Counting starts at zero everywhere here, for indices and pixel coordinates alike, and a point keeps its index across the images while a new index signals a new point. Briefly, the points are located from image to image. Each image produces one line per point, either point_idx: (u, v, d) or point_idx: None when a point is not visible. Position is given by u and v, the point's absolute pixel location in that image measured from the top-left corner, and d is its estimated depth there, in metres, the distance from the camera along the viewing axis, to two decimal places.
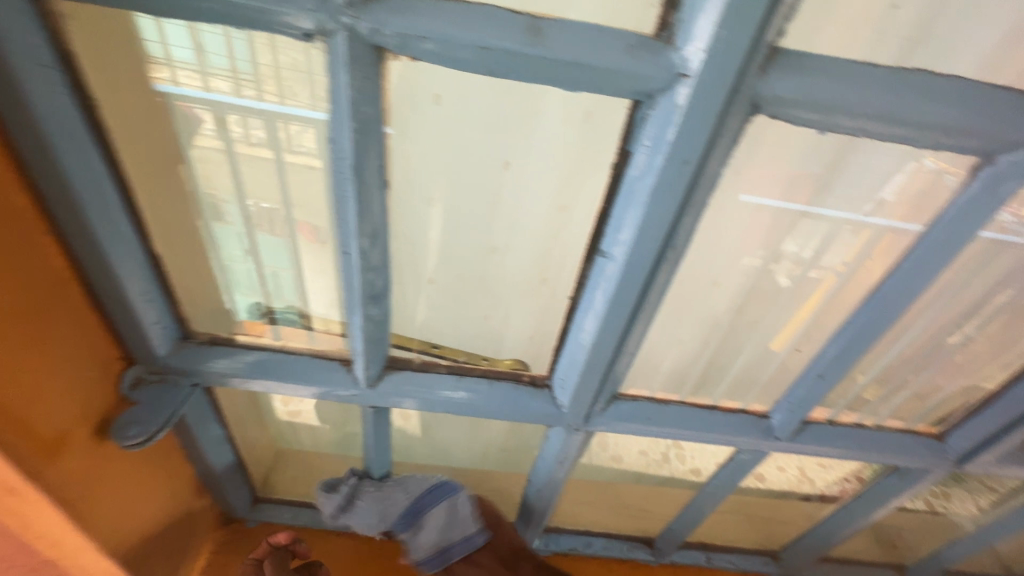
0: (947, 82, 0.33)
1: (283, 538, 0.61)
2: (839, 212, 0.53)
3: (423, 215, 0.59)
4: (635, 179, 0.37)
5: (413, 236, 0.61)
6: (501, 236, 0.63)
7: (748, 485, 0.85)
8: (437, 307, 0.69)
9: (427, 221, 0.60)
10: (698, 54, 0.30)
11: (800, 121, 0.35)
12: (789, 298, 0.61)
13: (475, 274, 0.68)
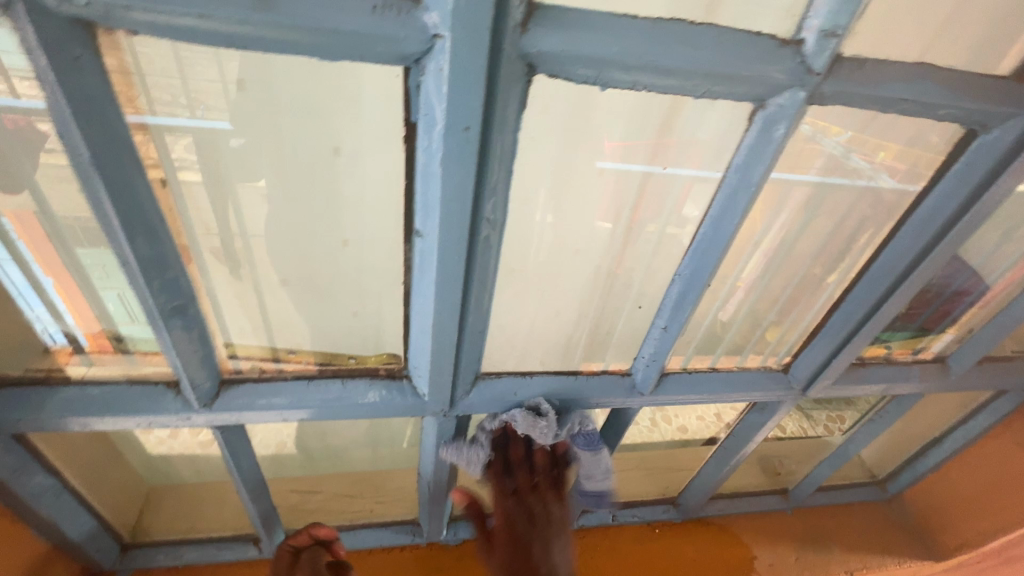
0: (707, 30, 0.34)
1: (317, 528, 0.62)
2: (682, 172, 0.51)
3: (244, 218, 0.46)
4: (425, 151, 0.35)
5: (245, 237, 0.47)
6: (351, 229, 0.49)
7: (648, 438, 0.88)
8: (296, 324, 0.55)
9: (258, 220, 0.47)
10: (445, 12, 0.28)
11: (577, 77, 0.35)
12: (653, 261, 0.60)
13: (329, 277, 0.53)
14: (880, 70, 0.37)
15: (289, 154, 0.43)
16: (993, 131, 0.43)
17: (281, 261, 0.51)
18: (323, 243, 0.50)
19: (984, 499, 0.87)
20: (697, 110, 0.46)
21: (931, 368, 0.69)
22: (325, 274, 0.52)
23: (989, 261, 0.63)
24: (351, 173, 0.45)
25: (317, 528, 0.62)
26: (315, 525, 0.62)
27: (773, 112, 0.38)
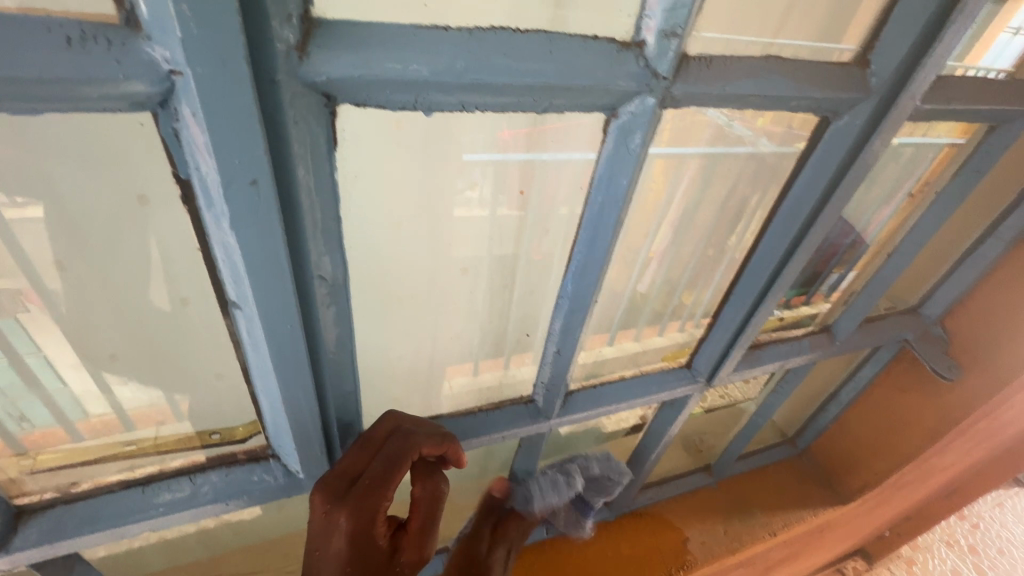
0: (535, 37, 0.29)
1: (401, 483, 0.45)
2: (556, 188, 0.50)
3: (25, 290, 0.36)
4: (210, 213, 0.28)
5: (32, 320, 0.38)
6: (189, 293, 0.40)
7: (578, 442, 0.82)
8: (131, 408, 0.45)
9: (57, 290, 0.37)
10: (176, 42, 0.21)
11: (392, 104, 0.29)
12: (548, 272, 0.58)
13: (175, 349, 0.44)
14: (729, 67, 0.35)
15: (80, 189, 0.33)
16: (844, 118, 0.42)
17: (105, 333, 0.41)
18: (157, 312, 0.41)
19: (876, 443, 0.95)
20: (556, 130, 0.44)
21: (818, 338, 0.72)
22: (169, 346, 0.44)
23: (857, 232, 0.66)
24: (170, 230, 0.37)
25: (456, 451, 0.46)
26: (456, 444, 0.46)
27: (630, 118, 0.34)
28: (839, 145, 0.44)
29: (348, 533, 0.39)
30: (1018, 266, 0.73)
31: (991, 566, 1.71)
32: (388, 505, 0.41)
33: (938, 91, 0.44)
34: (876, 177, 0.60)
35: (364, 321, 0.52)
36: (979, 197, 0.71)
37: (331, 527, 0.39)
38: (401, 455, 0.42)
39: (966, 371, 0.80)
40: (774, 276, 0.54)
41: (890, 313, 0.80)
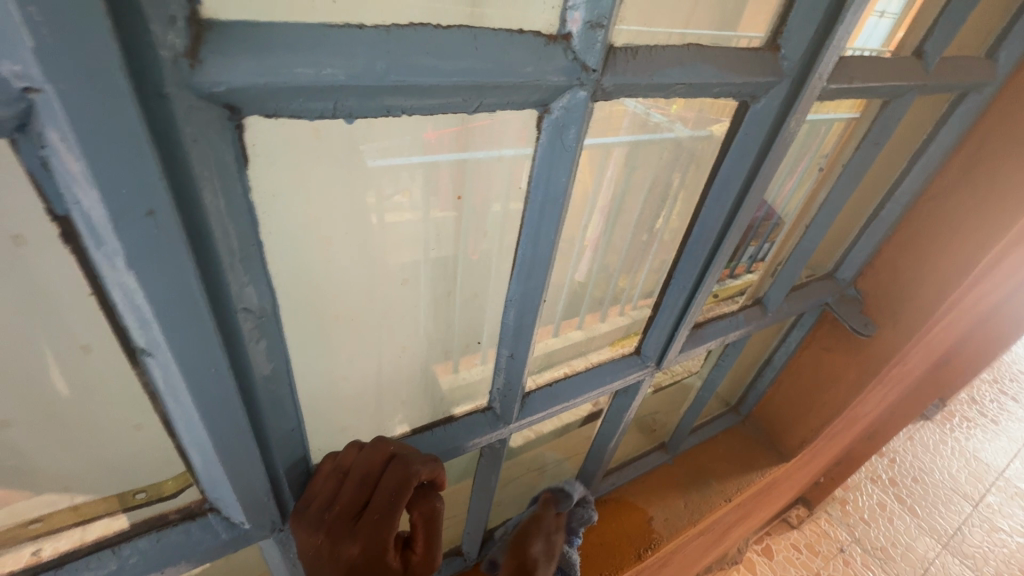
0: (457, 34, 0.27)
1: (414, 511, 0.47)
2: (492, 186, 0.49)
3: None
4: (100, 251, 0.24)
5: None
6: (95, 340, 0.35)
7: (532, 442, 0.80)
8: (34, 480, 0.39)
9: None
10: (26, 53, 0.18)
11: (306, 111, 0.26)
12: (489, 271, 0.57)
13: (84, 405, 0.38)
14: (653, 57, 0.35)
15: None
16: (761, 101, 0.44)
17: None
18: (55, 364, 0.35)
19: (809, 400, 1.02)
20: (487, 130, 0.44)
21: (752, 311, 0.76)
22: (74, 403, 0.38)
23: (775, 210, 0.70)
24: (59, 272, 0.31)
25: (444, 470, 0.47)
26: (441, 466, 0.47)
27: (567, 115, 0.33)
28: (758, 128, 0.45)
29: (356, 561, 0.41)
30: (914, 227, 0.80)
31: (909, 494, 1.91)
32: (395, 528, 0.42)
33: (839, 71, 0.47)
34: (790, 155, 0.64)
35: (301, 349, 0.48)
36: (877, 167, 0.78)
37: (338, 559, 0.40)
38: (400, 485, 0.43)
39: (879, 325, 0.88)
40: (709, 258, 0.55)
41: (811, 280, 0.87)
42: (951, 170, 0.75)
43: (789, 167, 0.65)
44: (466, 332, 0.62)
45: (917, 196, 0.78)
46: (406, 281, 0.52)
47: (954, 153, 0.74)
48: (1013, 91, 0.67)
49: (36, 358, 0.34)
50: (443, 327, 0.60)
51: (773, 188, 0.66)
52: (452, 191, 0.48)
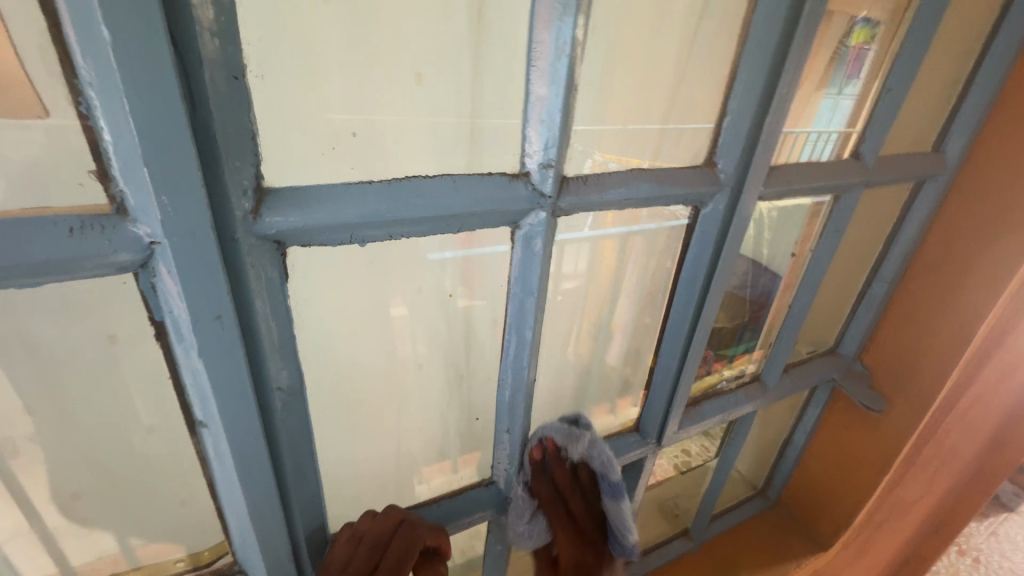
0: (440, 180, 0.38)
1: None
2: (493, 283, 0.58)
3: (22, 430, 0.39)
4: (180, 345, 0.33)
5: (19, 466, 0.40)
6: (167, 418, 0.44)
7: None
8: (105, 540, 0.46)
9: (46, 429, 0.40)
10: (155, 221, 0.28)
11: (331, 241, 0.36)
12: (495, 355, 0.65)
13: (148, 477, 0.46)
14: (599, 181, 0.44)
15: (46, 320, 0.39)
16: (708, 206, 0.52)
17: (83, 469, 0.43)
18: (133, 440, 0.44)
19: (837, 481, 0.99)
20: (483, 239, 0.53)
21: (752, 387, 0.79)
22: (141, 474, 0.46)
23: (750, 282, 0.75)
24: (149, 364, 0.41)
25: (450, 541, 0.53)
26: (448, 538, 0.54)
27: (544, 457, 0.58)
28: (711, 226, 0.54)
29: None
30: (907, 302, 0.83)
31: None
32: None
33: (774, 177, 0.54)
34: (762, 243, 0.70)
35: (326, 426, 0.56)
36: (862, 249, 0.83)
37: None
38: (407, 550, 0.49)
39: (890, 400, 0.88)
40: (689, 339, 0.61)
41: (812, 357, 0.89)
42: (930, 249, 0.79)
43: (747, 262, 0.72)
44: (477, 411, 0.68)
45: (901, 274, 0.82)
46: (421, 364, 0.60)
47: (929, 234, 0.79)
48: (968, 179, 0.74)
49: (121, 434, 0.43)
50: (457, 406, 0.66)
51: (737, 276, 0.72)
52: (457, 288, 0.57)
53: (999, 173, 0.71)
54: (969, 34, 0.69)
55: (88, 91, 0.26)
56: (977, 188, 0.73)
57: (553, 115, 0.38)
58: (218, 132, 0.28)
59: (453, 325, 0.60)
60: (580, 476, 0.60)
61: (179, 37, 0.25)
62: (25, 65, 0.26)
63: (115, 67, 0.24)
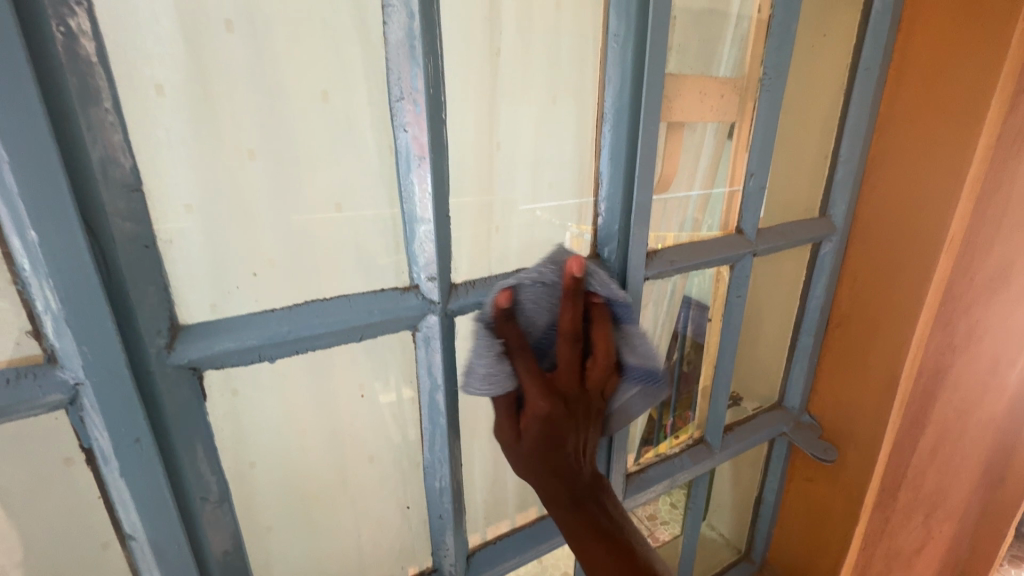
0: (336, 300, 0.44)
1: None
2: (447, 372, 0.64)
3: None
4: (104, 467, 0.38)
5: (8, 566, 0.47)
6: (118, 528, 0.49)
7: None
8: None
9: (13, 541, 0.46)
10: (77, 368, 0.34)
11: (241, 362, 0.42)
12: None
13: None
14: (486, 283, 0.51)
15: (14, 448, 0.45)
16: None
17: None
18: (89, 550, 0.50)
19: (815, 540, 0.97)
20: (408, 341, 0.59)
21: (697, 449, 0.82)
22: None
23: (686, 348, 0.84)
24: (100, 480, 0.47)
25: None
26: None
27: (502, 313, 0.48)
28: None
29: None
30: (836, 352, 0.88)
31: None
32: None
33: (657, 260, 0.61)
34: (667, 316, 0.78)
35: (275, 526, 0.60)
36: (787, 307, 0.89)
37: None
38: None
39: (843, 448, 0.90)
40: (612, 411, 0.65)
41: (759, 412, 0.91)
42: (844, 301, 0.85)
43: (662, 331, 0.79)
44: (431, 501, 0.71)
45: (825, 326, 0.88)
46: (369, 459, 0.64)
47: (839, 287, 0.86)
48: (861, 236, 0.81)
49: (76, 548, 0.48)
50: (412, 498, 0.69)
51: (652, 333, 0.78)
52: (395, 386, 0.62)
53: (881, 230, 0.79)
54: (828, 114, 0.79)
55: (24, 274, 0.33)
56: (870, 243, 0.80)
57: (429, 237, 0.46)
58: (133, 291, 0.35)
59: (399, 420, 0.65)
60: (560, 353, 0.50)
61: (97, 229, 0.33)
62: None
63: (40, 255, 0.31)
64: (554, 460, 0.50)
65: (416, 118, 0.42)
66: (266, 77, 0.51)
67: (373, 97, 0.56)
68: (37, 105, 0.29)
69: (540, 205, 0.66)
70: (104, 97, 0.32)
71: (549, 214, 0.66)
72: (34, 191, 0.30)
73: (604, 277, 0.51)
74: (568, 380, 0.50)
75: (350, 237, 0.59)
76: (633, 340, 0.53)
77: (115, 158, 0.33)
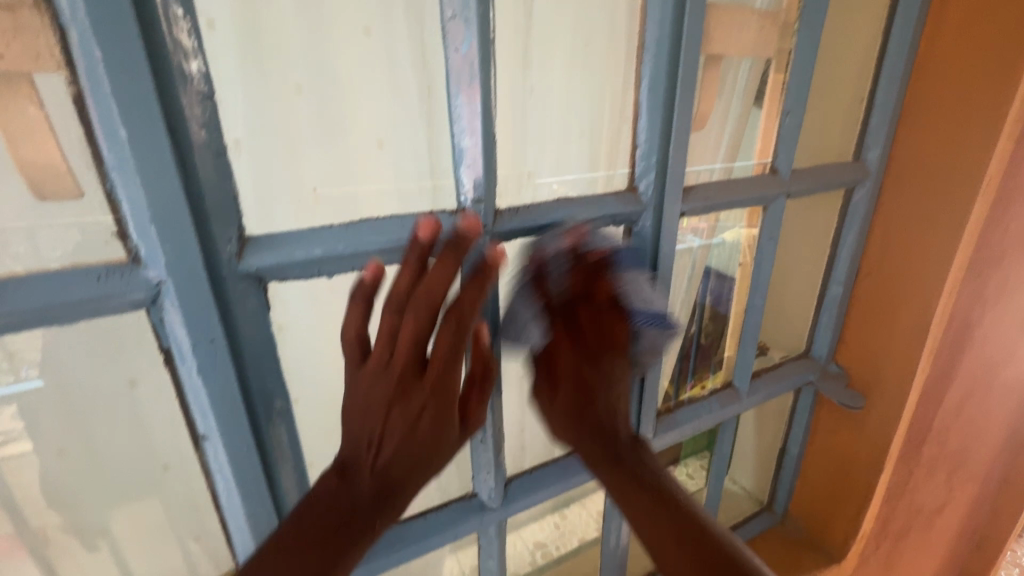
0: (389, 221, 0.46)
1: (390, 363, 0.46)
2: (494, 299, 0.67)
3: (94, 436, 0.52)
4: (183, 366, 0.41)
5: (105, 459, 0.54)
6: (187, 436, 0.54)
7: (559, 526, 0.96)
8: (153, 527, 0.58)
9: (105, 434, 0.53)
10: (159, 267, 0.37)
11: (303, 276, 0.44)
12: None
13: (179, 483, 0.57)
14: (529, 211, 0.53)
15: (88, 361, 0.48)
16: (637, 225, 0.61)
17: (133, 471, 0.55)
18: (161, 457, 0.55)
19: (838, 490, 0.99)
20: None
21: (725, 394, 0.84)
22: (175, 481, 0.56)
23: (706, 319, 0.88)
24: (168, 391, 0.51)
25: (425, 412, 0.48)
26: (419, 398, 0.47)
27: (538, 267, 0.54)
28: (643, 243, 0.61)
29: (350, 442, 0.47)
30: (865, 301, 0.89)
31: None
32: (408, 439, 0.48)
33: (692, 196, 0.62)
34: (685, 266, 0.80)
35: (324, 450, 0.63)
36: (815, 257, 0.89)
37: (351, 492, 0.46)
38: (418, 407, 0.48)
39: (869, 398, 0.91)
40: None
41: (785, 362, 0.92)
42: (875, 249, 0.85)
43: (687, 298, 0.85)
44: None
45: (855, 275, 0.88)
46: None
47: (871, 236, 0.85)
48: (896, 182, 0.81)
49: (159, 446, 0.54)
50: None
51: (681, 294, 0.83)
52: None
53: (916, 175, 0.78)
54: (864, 56, 0.78)
55: (112, 176, 0.35)
56: (906, 188, 0.80)
57: (477, 160, 0.47)
58: (207, 196, 0.38)
59: None
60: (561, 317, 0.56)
61: (176, 134, 0.35)
62: (70, 164, 0.36)
63: (130, 156, 0.34)
64: (587, 415, 0.57)
65: (466, 38, 0.43)
66: (312, 8, 0.52)
67: (413, 31, 0.57)
68: (126, 6, 0.31)
69: (562, 178, 0.66)
70: (179, 3, 0.34)
71: (570, 188, 0.67)
72: (122, 91, 0.32)
73: (605, 235, 0.56)
74: (589, 333, 0.56)
75: (392, 175, 0.61)
76: (639, 290, 0.56)
77: (192, 67, 0.35)
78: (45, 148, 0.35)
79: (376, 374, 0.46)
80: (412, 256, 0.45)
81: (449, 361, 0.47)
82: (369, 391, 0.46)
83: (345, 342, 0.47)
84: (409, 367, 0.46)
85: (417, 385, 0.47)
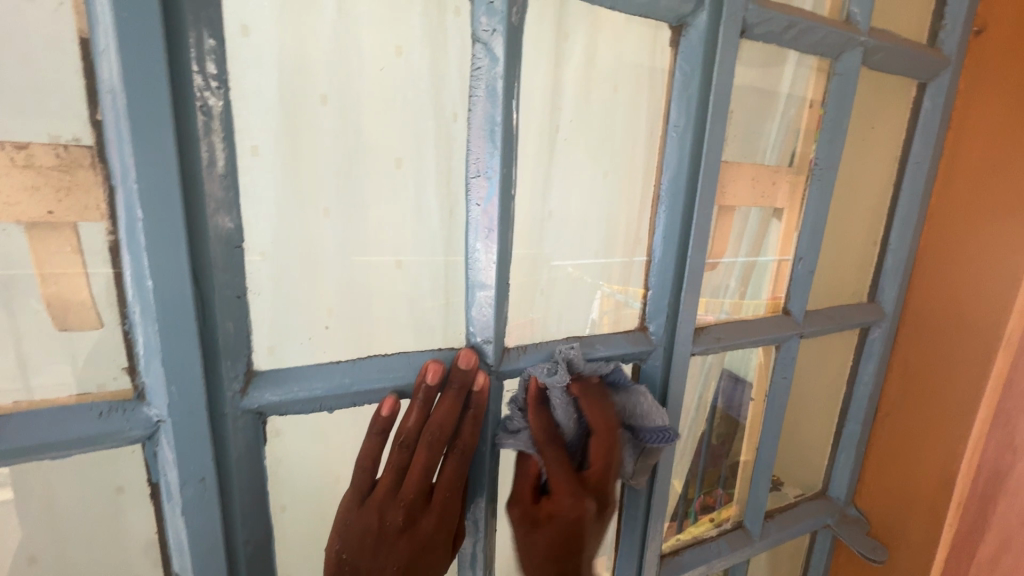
0: (397, 357, 0.47)
1: (404, 485, 0.46)
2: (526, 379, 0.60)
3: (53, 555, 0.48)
4: (169, 502, 0.40)
5: None
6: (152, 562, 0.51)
7: None
8: None
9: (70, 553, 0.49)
10: (162, 407, 0.37)
11: (304, 410, 0.44)
12: None
13: None
14: (542, 347, 0.53)
15: (73, 476, 0.47)
16: (647, 361, 0.60)
17: None
18: None
19: None
20: None
21: (735, 536, 0.79)
22: None
23: (717, 420, 0.81)
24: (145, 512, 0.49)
25: (427, 537, 0.47)
26: (423, 521, 0.46)
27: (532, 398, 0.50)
28: (652, 381, 0.61)
29: (346, 559, 0.44)
30: (883, 443, 0.85)
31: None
32: (408, 559, 0.46)
33: (703, 336, 0.62)
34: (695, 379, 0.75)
35: (301, 573, 0.59)
36: (831, 391, 0.87)
37: None
38: (425, 528, 0.46)
39: (892, 550, 0.84)
40: (651, 486, 0.64)
41: (800, 500, 0.87)
42: (893, 390, 0.83)
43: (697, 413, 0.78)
44: None
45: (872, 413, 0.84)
46: None
47: (888, 375, 0.83)
48: (912, 325, 0.80)
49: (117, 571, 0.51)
50: None
51: (691, 411, 0.76)
52: None
53: (933, 321, 0.77)
54: (877, 201, 0.80)
55: (133, 316, 0.36)
56: (922, 333, 0.79)
57: (489, 303, 0.48)
58: (221, 336, 0.38)
59: None
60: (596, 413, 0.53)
61: (202, 284, 0.37)
62: (95, 301, 0.37)
63: (152, 301, 0.35)
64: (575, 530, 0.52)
65: (488, 194, 0.45)
66: (350, 145, 0.56)
67: (441, 166, 0.60)
68: (174, 174, 0.33)
69: (576, 262, 0.63)
70: (222, 166, 0.36)
71: (585, 272, 0.64)
72: (157, 247, 0.34)
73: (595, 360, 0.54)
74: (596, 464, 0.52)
75: (407, 292, 0.62)
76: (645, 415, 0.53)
77: (224, 219, 0.37)
78: (73, 284, 0.36)
79: (383, 503, 0.45)
80: (419, 396, 0.45)
81: (453, 486, 0.48)
82: (372, 522, 0.44)
83: (355, 470, 0.45)
84: (417, 496, 0.46)
85: (424, 511, 0.46)
